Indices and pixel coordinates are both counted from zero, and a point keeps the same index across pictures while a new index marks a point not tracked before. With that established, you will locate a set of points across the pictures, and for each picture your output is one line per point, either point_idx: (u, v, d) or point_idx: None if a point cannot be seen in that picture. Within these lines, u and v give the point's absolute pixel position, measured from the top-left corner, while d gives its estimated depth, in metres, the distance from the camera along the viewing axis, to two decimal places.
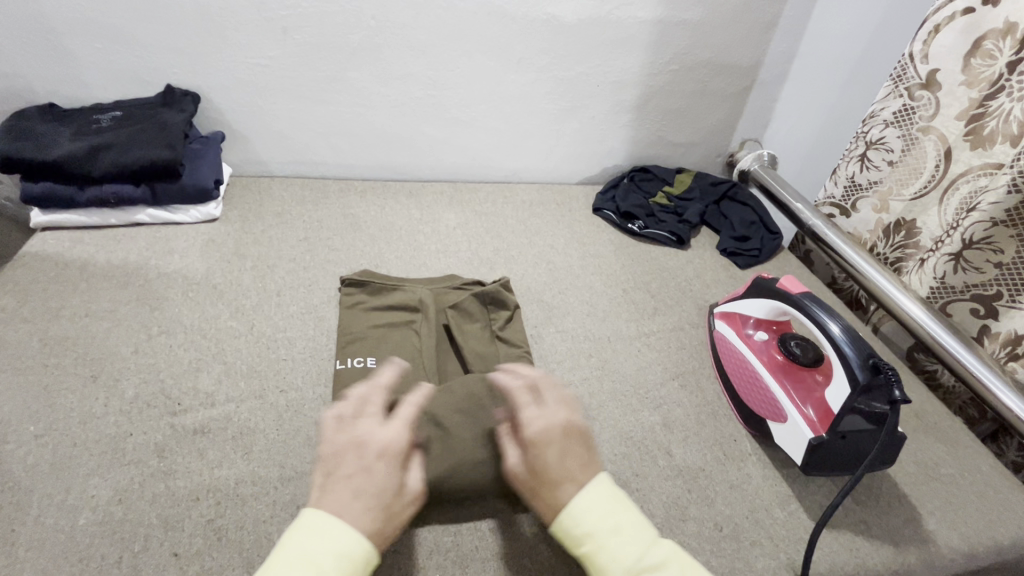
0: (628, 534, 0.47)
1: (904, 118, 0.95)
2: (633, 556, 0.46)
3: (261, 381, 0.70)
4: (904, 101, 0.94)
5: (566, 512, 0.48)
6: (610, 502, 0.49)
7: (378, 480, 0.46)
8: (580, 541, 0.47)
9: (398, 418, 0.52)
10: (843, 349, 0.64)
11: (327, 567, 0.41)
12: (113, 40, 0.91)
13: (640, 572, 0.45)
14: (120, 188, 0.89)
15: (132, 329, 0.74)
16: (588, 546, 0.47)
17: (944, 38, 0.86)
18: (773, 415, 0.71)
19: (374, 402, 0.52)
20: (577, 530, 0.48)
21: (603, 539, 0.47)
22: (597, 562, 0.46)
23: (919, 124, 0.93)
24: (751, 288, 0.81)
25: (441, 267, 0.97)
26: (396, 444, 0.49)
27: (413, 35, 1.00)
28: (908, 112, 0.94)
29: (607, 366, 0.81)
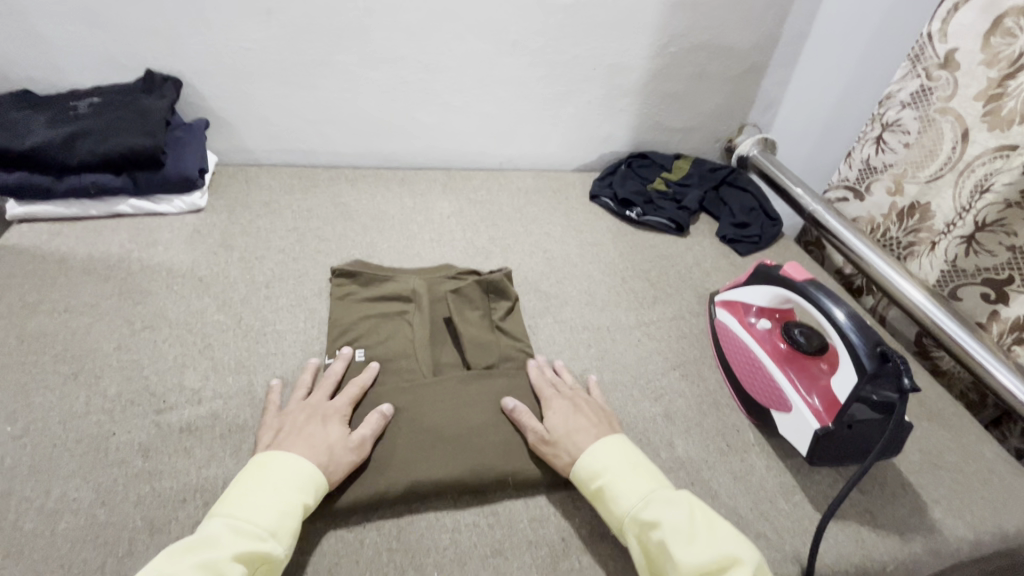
0: (638, 476, 0.58)
1: (921, 99, 0.95)
2: (639, 490, 0.56)
3: (250, 377, 0.68)
4: (922, 81, 0.94)
5: (585, 454, 0.59)
6: (624, 452, 0.60)
7: (324, 433, 0.59)
8: (594, 476, 0.58)
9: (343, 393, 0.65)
10: (849, 336, 0.63)
11: (283, 481, 0.53)
12: (91, 23, 0.87)
13: (646, 500, 0.55)
14: (100, 178, 0.85)
15: (115, 324, 0.71)
16: (602, 481, 0.57)
17: (963, 17, 0.86)
18: (777, 405, 0.69)
19: (323, 384, 0.66)
20: (592, 468, 0.58)
21: (617, 476, 0.57)
22: (609, 494, 0.56)
23: (936, 104, 0.92)
24: (753, 275, 0.79)
25: (436, 257, 0.94)
26: (338, 412, 0.62)
27: (403, 16, 0.96)
28: (926, 93, 0.94)
29: (607, 356, 0.80)
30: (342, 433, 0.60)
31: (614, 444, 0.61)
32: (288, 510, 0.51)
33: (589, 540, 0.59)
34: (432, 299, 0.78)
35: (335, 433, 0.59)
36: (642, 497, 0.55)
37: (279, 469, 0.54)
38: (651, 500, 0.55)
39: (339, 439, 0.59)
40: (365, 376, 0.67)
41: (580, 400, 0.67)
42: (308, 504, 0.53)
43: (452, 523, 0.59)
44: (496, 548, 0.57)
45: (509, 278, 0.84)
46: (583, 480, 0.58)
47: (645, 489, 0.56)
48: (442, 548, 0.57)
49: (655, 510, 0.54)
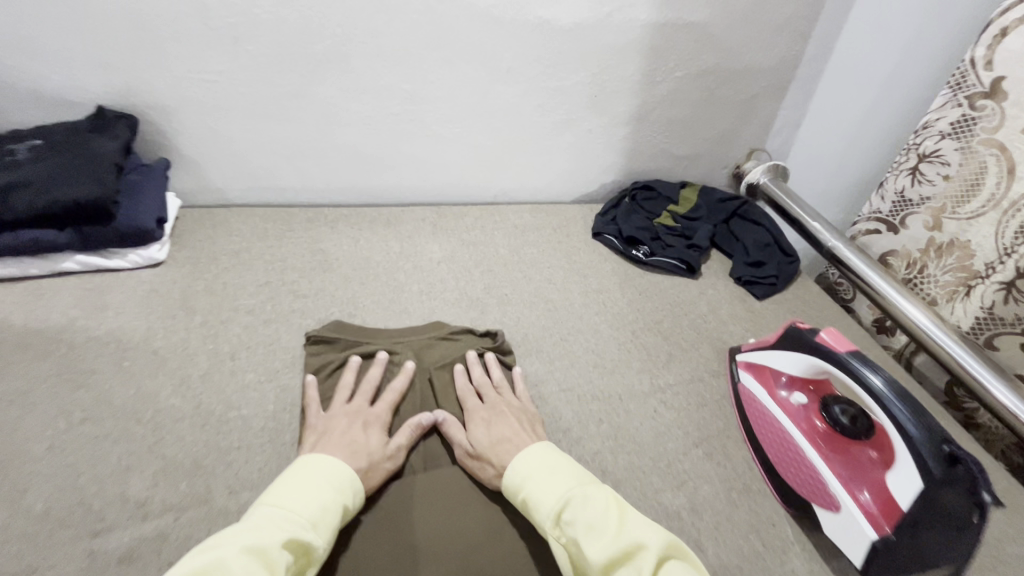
0: (559, 480, 0.56)
1: (962, 129, 0.85)
2: (557, 490, 0.54)
3: (208, 480, 0.58)
4: (963, 111, 0.84)
5: (508, 469, 0.59)
6: (548, 458, 0.58)
7: (363, 438, 0.61)
8: (518, 490, 0.57)
9: (382, 399, 0.67)
10: (907, 428, 0.55)
11: (321, 477, 0.53)
12: (29, 56, 0.77)
13: (564, 500, 0.53)
14: (40, 234, 0.75)
15: (49, 416, 0.61)
16: (525, 492, 0.56)
17: (1010, 43, 0.77)
18: (823, 502, 0.60)
19: (361, 388, 0.68)
20: (515, 480, 0.58)
21: (537, 484, 0.56)
22: (532, 501, 0.55)
23: (980, 136, 0.83)
24: (783, 338, 0.71)
25: (425, 312, 0.85)
26: (379, 418, 0.65)
27: (386, 43, 0.87)
28: (968, 123, 0.84)
29: (620, 433, 0.70)
30: (382, 438, 0.62)
31: (539, 452, 0.59)
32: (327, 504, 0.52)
33: None
34: (421, 370, 0.73)
35: (376, 440, 0.62)
36: (558, 499, 0.53)
37: (318, 467, 0.54)
38: (567, 500, 0.53)
39: (379, 446, 0.61)
40: (395, 387, 0.69)
41: (503, 406, 0.67)
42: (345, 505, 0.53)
43: None
44: None
45: (506, 341, 0.79)
46: (512, 496, 0.57)
47: (563, 489, 0.54)
48: None
49: (569, 511, 0.52)
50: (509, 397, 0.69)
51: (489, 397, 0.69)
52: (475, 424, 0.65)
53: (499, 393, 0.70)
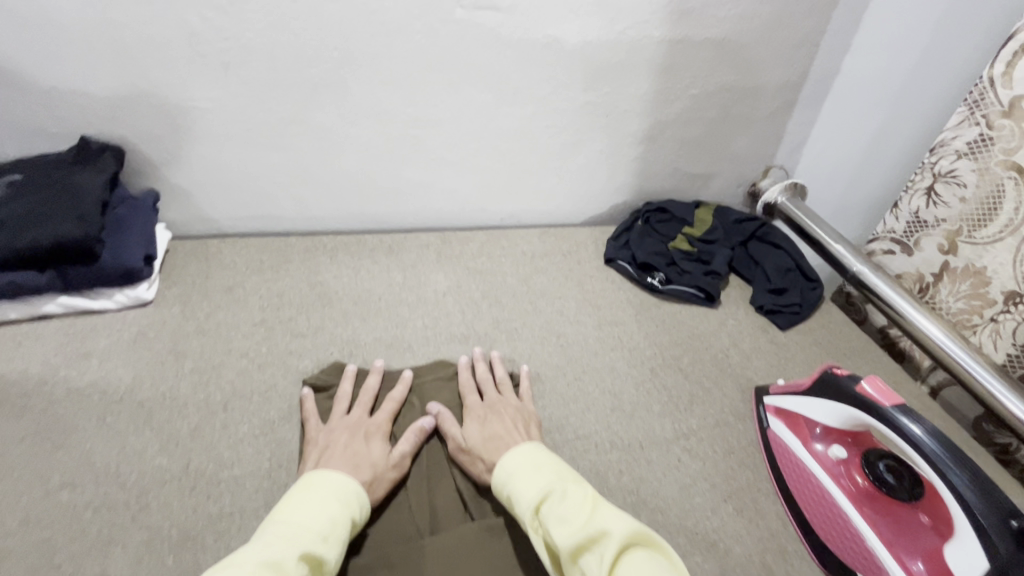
0: (542, 474, 0.55)
1: (979, 149, 0.81)
2: (537, 483, 0.54)
3: (196, 554, 0.53)
4: (981, 130, 0.80)
5: (498, 463, 0.58)
6: (536, 454, 0.58)
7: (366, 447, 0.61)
8: (504, 484, 0.56)
9: (382, 407, 0.67)
10: (968, 497, 0.50)
11: (325, 488, 0.53)
12: (8, 86, 0.72)
13: (541, 492, 0.53)
14: (19, 277, 0.70)
15: (24, 483, 0.56)
16: (507, 485, 0.56)
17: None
18: (870, 569, 0.56)
19: (360, 398, 0.67)
20: (501, 476, 0.57)
21: (521, 478, 0.55)
22: (512, 493, 0.55)
23: (997, 157, 0.79)
24: (817, 383, 0.66)
25: (430, 350, 0.79)
26: (380, 426, 0.64)
27: (388, 65, 0.82)
28: (985, 143, 0.80)
29: (643, 486, 0.65)
30: (384, 446, 0.62)
31: (530, 450, 0.59)
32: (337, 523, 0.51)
33: None
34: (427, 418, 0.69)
35: (379, 449, 0.61)
36: (537, 491, 0.53)
37: (321, 481, 0.54)
38: (548, 493, 0.53)
39: (383, 459, 0.60)
40: (397, 395, 0.69)
41: (501, 405, 0.68)
42: (354, 515, 0.53)
43: None
44: None
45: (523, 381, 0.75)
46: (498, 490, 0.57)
47: (545, 482, 0.54)
48: None
49: (548, 502, 0.52)
50: (508, 398, 0.70)
51: (487, 395, 0.70)
52: (470, 420, 0.66)
53: (497, 393, 0.70)
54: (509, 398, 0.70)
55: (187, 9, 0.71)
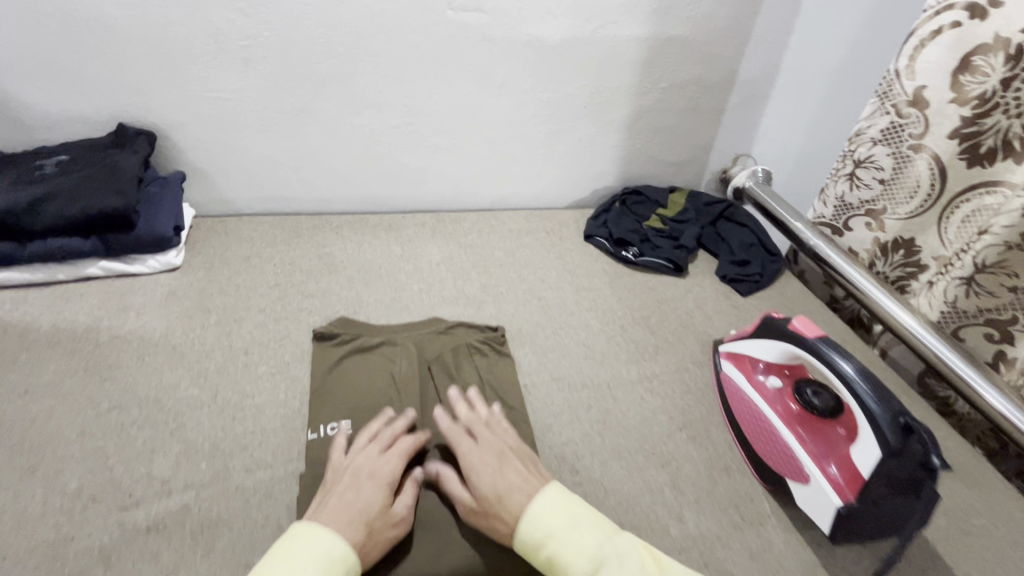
0: (578, 533, 0.53)
1: (892, 136, 0.91)
2: (586, 549, 0.52)
3: (225, 460, 0.63)
4: (892, 118, 0.91)
5: (521, 519, 0.54)
6: (563, 507, 0.55)
7: (364, 500, 0.55)
8: (540, 546, 0.53)
9: (395, 448, 0.61)
10: (867, 402, 0.59)
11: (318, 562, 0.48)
12: (57, 78, 0.83)
13: (599, 557, 0.51)
14: (68, 242, 0.81)
15: (79, 406, 0.66)
16: (548, 550, 0.52)
17: (929, 54, 0.83)
18: (793, 474, 0.65)
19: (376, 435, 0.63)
20: (534, 533, 0.53)
21: (561, 539, 0.52)
22: (559, 562, 0.52)
23: (909, 142, 0.89)
24: (759, 327, 0.75)
25: (425, 309, 0.90)
26: (386, 469, 0.59)
27: (388, 61, 0.93)
28: (897, 129, 0.90)
29: (609, 417, 0.75)
30: (387, 499, 0.57)
31: (551, 498, 0.56)
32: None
33: None
34: (419, 361, 0.76)
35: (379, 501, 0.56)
36: (592, 558, 0.51)
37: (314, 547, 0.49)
38: (602, 558, 0.51)
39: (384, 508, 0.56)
40: (408, 439, 0.63)
41: (504, 449, 0.61)
42: None
43: None
44: None
45: (505, 336, 0.83)
46: (527, 550, 0.53)
47: (594, 547, 0.52)
48: None
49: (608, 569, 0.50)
50: (507, 439, 0.63)
51: (479, 437, 0.63)
52: (473, 472, 0.59)
53: (493, 435, 0.64)
54: (508, 438, 0.64)
55: (213, 13, 0.82)
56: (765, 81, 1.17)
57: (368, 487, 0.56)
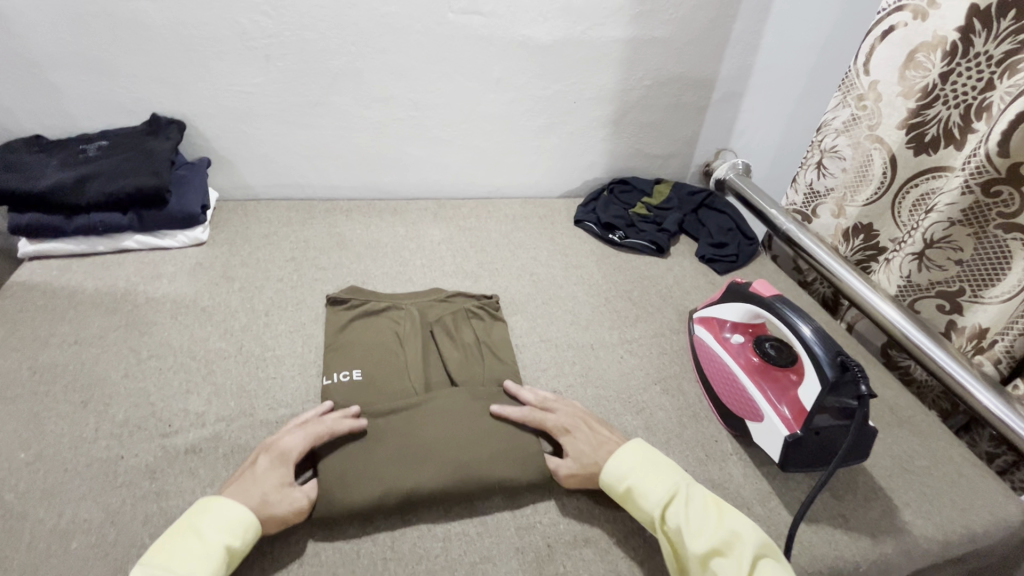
0: (657, 474, 0.63)
1: (852, 127, 1.00)
2: (663, 485, 0.61)
3: (251, 400, 0.72)
4: (852, 110, 0.99)
5: (607, 465, 0.63)
6: (647, 454, 0.65)
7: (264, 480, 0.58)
8: (621, 479, 0.62)
9: (305, 433, 0.63)
10: (813, 349, 0.67)
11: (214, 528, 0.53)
12: (97, 73, 0.93)
13: (670, 493, 0.60)
14: (107, 217, 0.90)
15: (122, 353, 0.75)
16: (629, 482, 0.62)
17: (881, 52, 0.92)
18: (751, 415, 0.73)
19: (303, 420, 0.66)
20: (618, 471, 0.63)
21: (641, 476, 0.62)
22: (638, 492, 0.61)
23: (866, 133, 0.98)
24: (726, 292, 0.84)
25: (427, 281, 0.99)
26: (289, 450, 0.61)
27: (394, 59, 1.02)
28: (856, 121, 0.99)
29: (591, 372, 0.84)
30: (286, 474, 0.59)
31: (635, 449, 0.65)
32: (210, 570, 0.51)
33: (573, 545, 0.62)
34: (422, 323, 0.83)
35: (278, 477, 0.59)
36: (666, 492, 0.61)
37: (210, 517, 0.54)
38: (676, 492, 0.61)
39: (281, 483, 0.58)
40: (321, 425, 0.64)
41: (581, 417, 0.70)
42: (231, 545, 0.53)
43: (443, 533, 0.62)
44: (485, 555, 0.60)
45: (498, 303, 0.91)
46: (611, 485, 0.63)
47: (670, 485, 0.61)
48: (433, 556, 0.60)
49: (678, 502, 0.59)
50: (576, 409, 0.72)
51: (556, 408, 0.71)
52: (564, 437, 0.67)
53: (565, 407, 0.72)
54: (576, 410, 0.72)
55: (240, 15, 0.92)
56: (741, 79, 1.23)
57: (268, 469, 0.59)
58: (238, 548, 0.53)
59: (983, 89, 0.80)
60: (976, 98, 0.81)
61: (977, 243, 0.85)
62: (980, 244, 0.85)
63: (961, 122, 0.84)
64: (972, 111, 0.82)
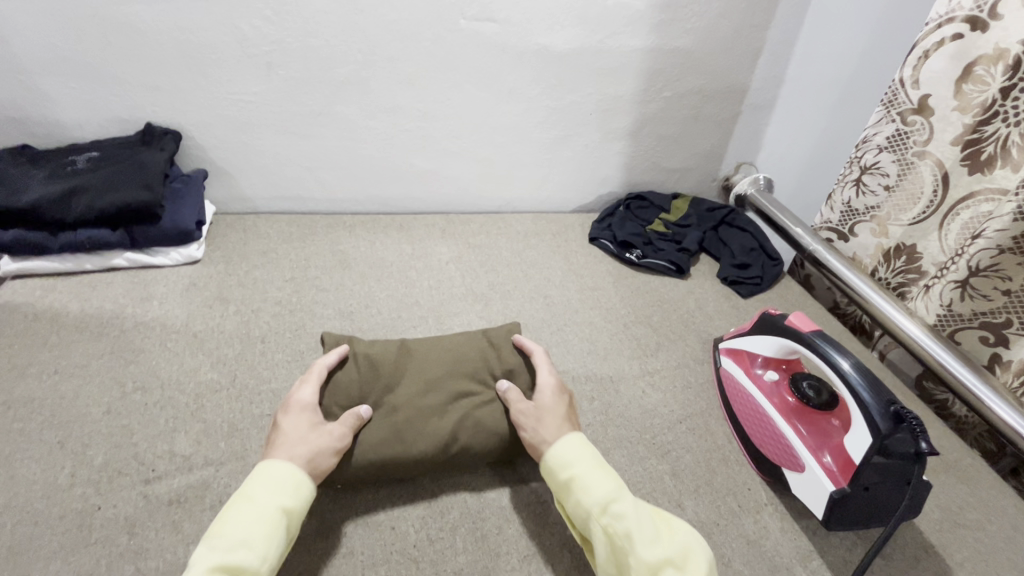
0: (606, 475, 0.57)
1: (898, 143, 0.92)
2: (609, 488, 0.55)
3: (243, 440, 0.66)
4: (897, 126, 0.92)
5: (556, 445, 0.60)
6: (593, 450, 0.60)
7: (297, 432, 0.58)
8: (566, 466, 0.57)
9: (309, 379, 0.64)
10: (859, 392, 0.61)
11: (264, 496, 0.51)
12: (89, 80, 0.87)
13: (614, 497, 0.54)
14: (95, 233, 0.84)
15: (105, 386, 0.70)
16: (574, 473, 0.57)
17: (933, 63, 0.84)
18: (789, 463, 0.67)
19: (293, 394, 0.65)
20: (564, 460, 0.58)
21: (589, 469, 0.57)
22: (580, 484, 0.56)
23: (914, 149, 0.90)
24: (757, 323, 0.77)
25: (434, 305, 0.92)
26: (306, 401, 0.62)
27: (403, 67, 0.96)
28: (902, 137, 0.92)
29: (611, 409, 0.78)
30: (313, 422, 0.60)
31: (586, 442, 0.60)
32: (265, 528, 0.49)
33: None
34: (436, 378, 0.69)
35: (307, 421, 0.60)
36: (610, 493, 0.55)
37: (263, 479, 0.53)
38: (621, 495, 0.55)
39: (315, 430, 0.59)
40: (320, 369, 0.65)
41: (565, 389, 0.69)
42: (284, 506, 0.51)
43: None
44: None
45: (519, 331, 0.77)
46: (555, 471, 0.58)
47: (613, 487, 0.55)
48: None
49: (620, 503, 0.54)
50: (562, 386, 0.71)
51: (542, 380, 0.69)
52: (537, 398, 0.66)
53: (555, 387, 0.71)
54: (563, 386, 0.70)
55: (241, 20, 0.86)
56: (773, 86, 1.17)
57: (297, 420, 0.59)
58: (289, 505, 0.52)
59: None
60: None
61: None
62: None
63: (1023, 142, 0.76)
64: None
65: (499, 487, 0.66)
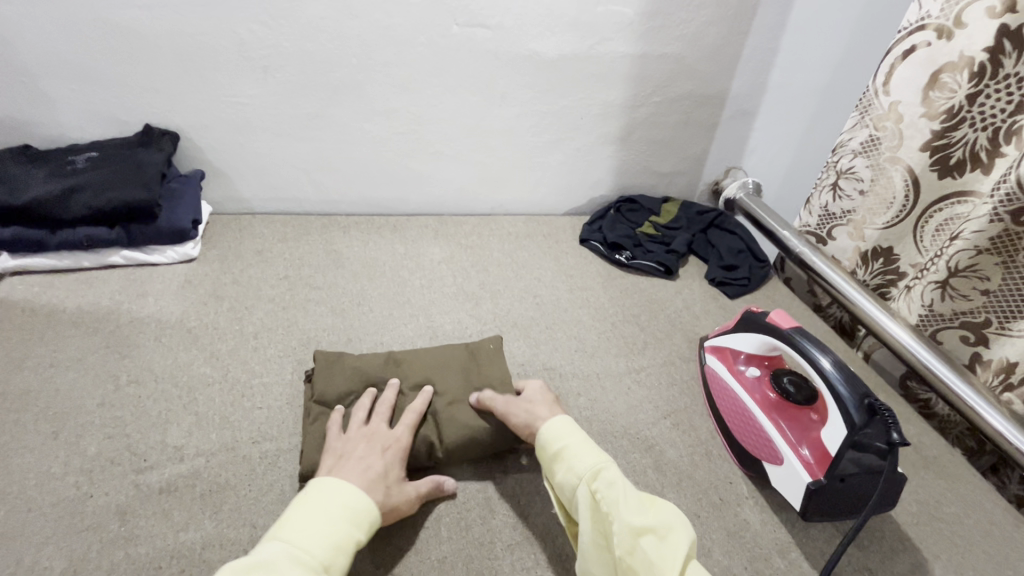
0: (595, 449, 0.59)
1: (870, 149, 0.94)
2: (596, 460, 0.58)
3: (233, 432, 0.67)
4: (870, 131, 0.93)
5: (550, 422, 0.62)
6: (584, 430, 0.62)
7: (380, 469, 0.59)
8: (558, 439, 0.60)
9: (404, 422, 0.66)
10: (837, 387, 0.62)
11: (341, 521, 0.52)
12: (91, 82, 0.89)
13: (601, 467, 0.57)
14: (94, 231, 0.86)
15: (100, 379, 0.71)
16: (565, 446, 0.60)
17: (901, 72, 0.86)
18: (769, 457, 0.68)
19: (384, 407, 0.66)
20: (555, 436, 0.61)
21: (580, 442, 0.60)
22: (570, 454, 0.59)
23: (886, 154, 0.92)
24: (740, 321, 0.78)
25: (425, 303, 0.94)
26: (400, 440, 0.63)
27: (397, 71, 0.98)
28: (875, 143, 0.93)
29: (596, 405, 0.79)
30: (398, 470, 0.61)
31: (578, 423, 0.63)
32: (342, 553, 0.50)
33: None
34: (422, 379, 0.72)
35: (394, 467, 0.60)
36: (597, 462, 0.57)
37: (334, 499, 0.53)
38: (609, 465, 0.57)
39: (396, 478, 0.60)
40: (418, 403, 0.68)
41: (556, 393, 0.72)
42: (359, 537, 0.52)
43: None
44: None
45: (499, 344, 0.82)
46: (546, 444, 0.61)
47: (601, 458, 0.58)
48: None
49: (608, 472, 0.56)
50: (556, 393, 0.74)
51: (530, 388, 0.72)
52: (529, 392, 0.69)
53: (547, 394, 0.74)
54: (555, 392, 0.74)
55: (239, 24, 0.88)
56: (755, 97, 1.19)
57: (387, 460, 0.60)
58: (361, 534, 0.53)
59: (1013, 111, 0.75)
60: (1005, 121, 0.76)
61: (1006, 271, 0.80)
62: (1010, 273, 0.80)
63: (988, 146, 0.79)
64: (1000, 134, 0.78)
65: (484, 479, 0.68)
